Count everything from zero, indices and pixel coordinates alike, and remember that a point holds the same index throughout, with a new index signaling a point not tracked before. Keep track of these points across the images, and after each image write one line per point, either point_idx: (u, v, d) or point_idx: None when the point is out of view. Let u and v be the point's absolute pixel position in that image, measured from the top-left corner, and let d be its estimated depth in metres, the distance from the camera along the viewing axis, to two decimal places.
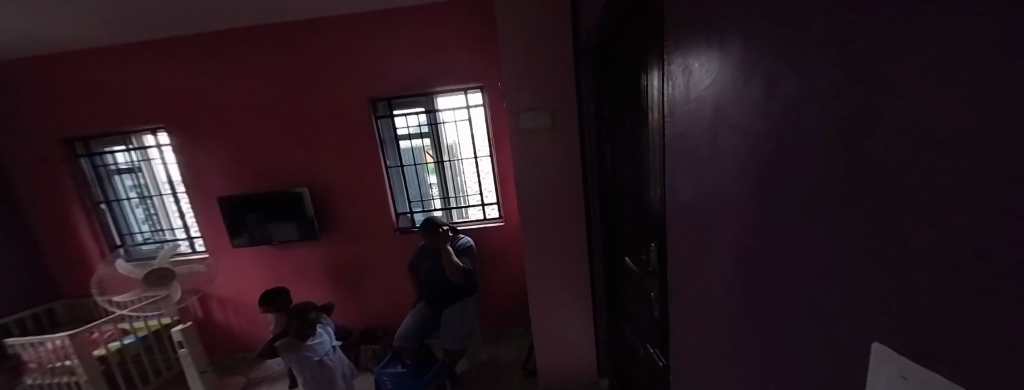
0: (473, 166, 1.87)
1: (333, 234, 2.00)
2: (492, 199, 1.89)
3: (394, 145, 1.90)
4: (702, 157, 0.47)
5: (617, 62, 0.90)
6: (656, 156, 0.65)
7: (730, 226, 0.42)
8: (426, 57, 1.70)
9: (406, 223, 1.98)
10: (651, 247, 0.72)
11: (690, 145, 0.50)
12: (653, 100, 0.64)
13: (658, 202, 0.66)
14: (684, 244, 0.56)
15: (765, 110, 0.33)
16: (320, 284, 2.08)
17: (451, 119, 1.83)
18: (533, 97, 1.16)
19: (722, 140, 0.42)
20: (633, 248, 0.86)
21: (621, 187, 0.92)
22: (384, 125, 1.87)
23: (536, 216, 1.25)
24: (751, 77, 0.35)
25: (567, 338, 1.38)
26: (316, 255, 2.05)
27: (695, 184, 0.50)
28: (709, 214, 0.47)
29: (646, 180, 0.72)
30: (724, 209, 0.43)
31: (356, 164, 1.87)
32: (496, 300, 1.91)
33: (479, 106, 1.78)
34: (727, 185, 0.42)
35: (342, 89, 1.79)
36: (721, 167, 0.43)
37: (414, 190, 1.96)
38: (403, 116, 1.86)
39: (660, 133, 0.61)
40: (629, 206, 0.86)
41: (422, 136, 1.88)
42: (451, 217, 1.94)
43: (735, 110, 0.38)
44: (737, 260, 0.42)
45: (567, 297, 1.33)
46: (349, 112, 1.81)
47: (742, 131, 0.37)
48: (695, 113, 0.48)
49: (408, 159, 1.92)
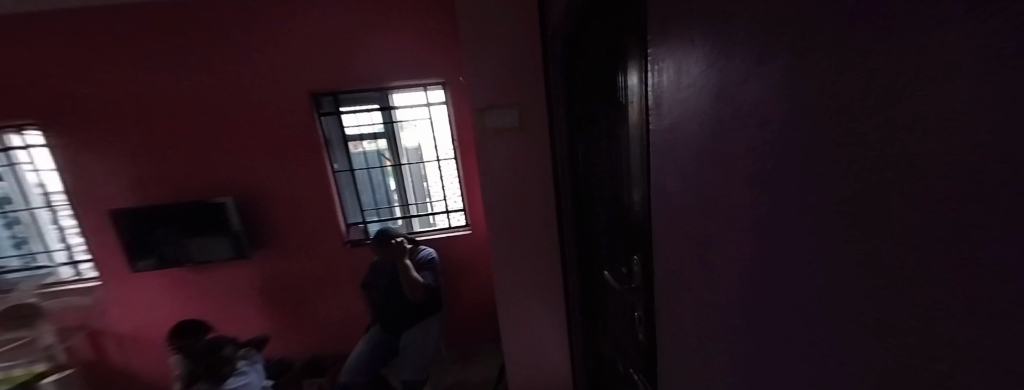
0: (435, 170, 1.72)
1: (269, 251, 1.70)
2: (457, 206, 1.74)
3: (342, 147, 1.68)
4: (684, 160, 0.40)
5: (590, 54, 0.82)
6: (635, 159, 0.57)
7: (715, 242, 0.36)
8: (378, 48, 1.52)
9: (358, 235, 1.75)
10: (632, 261, 0.64)
11: (672, 147, 0.43)
12: (631, 97, 0.57)
13: (638, 211, 0.58)
14: (667, 259, 0.49)
15: (753, 102, 0.27)
16: (253, 310, 1.76)
17: (409, 118, 1.67)
18: (499, 93, 1.05)
19: (705, 142, 0.35)
20: (611, 258, 0.79)
21: (596, 193, 0.84)
22: (330, 123, 1.64)
23: (504, 224, 1.14)
24: (734, 64, 0.28)
25: (539, 356, 1.27)
26: (246, 276, 1.73)
27: (678, 192, 0.43)
28: (691, 226, 0.40)
29: (626, 185, 0.64)
30: (707, 220, 0.37)
31: (297, 168, 1.62)
32: (463, 315, 1.75)
33: (440, 104, 1.63)
34: (711, 194, 0.35)
35: (276, 81, 1.53)
36: (704, 173, 0.36)
37: (368, 198, 1.74)
38: (353, 114, 1.64)
39: (640, 133, 0.54)
40: (606, 214, 0.79)
41: (376, 136, 1.69)
42: (411, 227, 1.76)
43: (718, 106, 0.32)
44: (722, 281, 0.35)
45: (538, 311, 1.23)
46: (285, 108, 1.56)
47: (726, 130, 0.31)
48: (676, 110, 0.41)
49: (360, 163, 1.71)
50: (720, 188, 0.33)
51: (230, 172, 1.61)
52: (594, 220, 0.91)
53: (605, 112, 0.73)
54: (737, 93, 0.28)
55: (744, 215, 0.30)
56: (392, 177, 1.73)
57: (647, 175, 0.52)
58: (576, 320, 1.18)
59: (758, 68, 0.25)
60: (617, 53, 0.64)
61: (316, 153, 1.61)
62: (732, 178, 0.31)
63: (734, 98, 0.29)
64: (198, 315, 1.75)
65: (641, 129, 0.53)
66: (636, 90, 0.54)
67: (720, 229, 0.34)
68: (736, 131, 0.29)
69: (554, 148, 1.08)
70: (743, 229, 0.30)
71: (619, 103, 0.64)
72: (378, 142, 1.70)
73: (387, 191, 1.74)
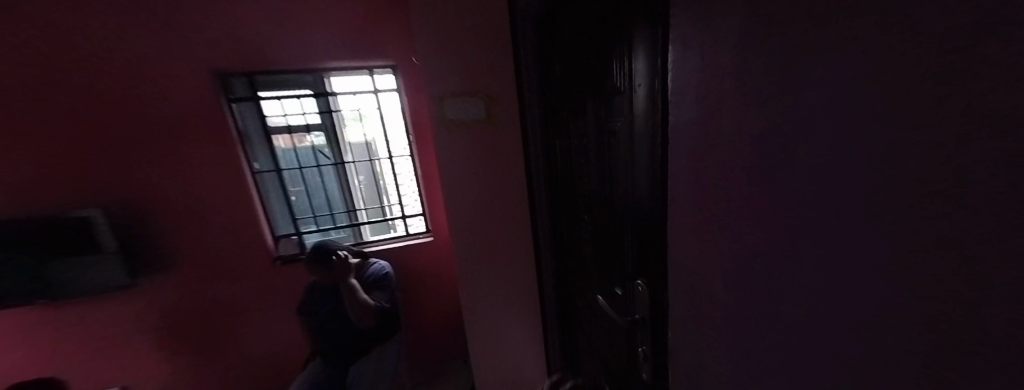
0: (388, 169, 1.48)
1: (169, 275, 1.34)
2: (415, 210, 1.52)
3: (265, 142, 1.36)
4: (732, 172, 0.30)
5: (571, 30, 0.66)
6: (638, 163, 0.46)
7: (791, 286, 0.26)
8: (308, 20, 1.23)
9: (291, 248, 1.44)
10: (632, 283, 0.54)
11: (710, 153, 0.32)
12: (633, 85, 0.45)
13: (643, 227, 0.48)
14: (690, 290, 0.39)
15: (902, 94, 0.16)
16: (156, 348, 1.41)
17: (353, 107, 1.40)
18: (460, 79, 0.88)
19: (777, 150, 0.25)
20: (602, 276, 0.67)
21: (580, 199, 0.73)
22: (248, 112, 1.31)
23: (470, 233, 0.99)
24: (866, 27, 0.17)
25: (513, 378, 1.14)
26: (141, 308, 1.36)
27: (718, 212, 0.32)
28: (742, 258, 0.31)
29: (626, 193, 0.51)
30: (773, 255, 0.27)
31: (199, 170, 1.26)
32: (427, 332, 1.57)
33: (390, 91, 1.38)
34: (784, 223, 0.25)
35: (160, 54, 1.16)
36: (771, 193, 0.26)
37: (302, 204, 1.44)
38: (277, 101, 1.33)
39: (647, 132, 0.43)
40: (592, 225, 0.68)
41: (309, 129, 1.39)
42: (359, 236, 1.51)
43: (807, 99, 0.21)
44: (800, 339, 0.26)
45: (512, 329, 1.09)
46: (180, 92, 1.20)
47: (823, 136, 0.21)
48: (718, 104, 0.30)
49: (290, 161, 1.40)
50: (804, 218, 0.23)
51: (103, 177, 1.22)
52: (576, 228, 0.79)
53: (592, 105, 0.61)
54: (862, 78, 0.18)
55: (864, 263, 0.20)
56: (334, 178, 1.46)
57: (660, 184, 0.42)
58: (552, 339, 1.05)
59: (925, 34, 0.15)
60: (609, 32, 0.52)
61: (230, 150, 1.27)
62: (836, 207, 0.21)
63: (850, 88, 0.18)
64: (73, 359, 1.37)
65: (651, 127, 0.42)
66: (642, 78, 0.43)
67: (804, 273, 0.24)
68: (853, 139, 0.19)
69: (527, 145, 0.91)
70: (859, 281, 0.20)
71: (613, 94, 0.52)
72: (313, 136, 1.40)
73: (328, 194, 1.46)
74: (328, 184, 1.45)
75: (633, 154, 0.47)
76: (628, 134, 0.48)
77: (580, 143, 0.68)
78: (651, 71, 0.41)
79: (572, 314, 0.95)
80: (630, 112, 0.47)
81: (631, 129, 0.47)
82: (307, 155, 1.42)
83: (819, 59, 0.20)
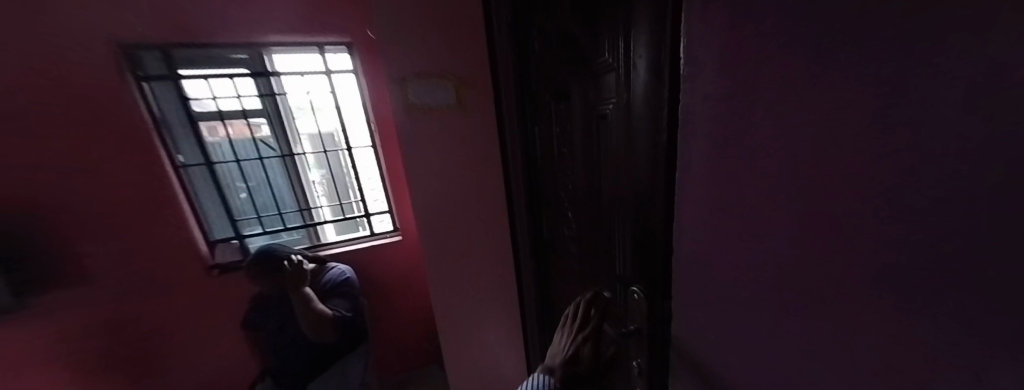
0: (346, 162, 1.32)
1: (70, 293, 1.10)
2: (379, 207, 1.38)
3: (191, 130, 1.15)
4: (761, 167, 0.24)
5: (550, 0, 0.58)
6: (637, 150, 0.39)
7: (845, 306, 0.21)
8: None
9: (231, 254, 1.24)
10: (627, 286, 0.48)
11: (729, 142, 0.27)
12: (631, 57, 0.38)
13: (641, 225, 0.41)
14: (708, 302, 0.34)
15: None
16: (64, 378, 1.18)
17: (301, 91, 1.21)
18: (424, 57, 0.76)
19: (827, 136, 0.19)
20: (589, 278, 0.61)
21: (564, 193, 0.65)
22: (167, 95, 1.11)
23: (441, 233, 0.89)
24: None
25: (491, 384, 1.08)
26: (36, 333, 1.12)
27: (742, 213, 0.27)
28: (777, 270, 0.25)
29: (620, 186, 0.45)
30: (823, 269, 0.22)
31: (105, 165, 1.05)
32: (397, 337, 1.46)
33: (346, 72, 1.21)
34: (835, 228, 0.20)
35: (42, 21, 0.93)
36: (820, 192, 0.20)
37: (243, 203, 1.24)
38: (203, 81, 1.12)
39: (648, 114, 0.36)
40: (578, 221, 0.61)
41: (247, 115, 1.19)
42: (316, 237, 1.34)
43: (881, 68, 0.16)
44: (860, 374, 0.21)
45: (489, 333, 1.02)
46: (68, 68, 0.97)
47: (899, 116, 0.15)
48: (744, 77, 0.24)
49: (225, 153, 1.19)
50: (868, 225, 0.18)
51: None
52: (558, 225, 0.72)
53: (578, 84, 0.53)
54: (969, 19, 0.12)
55: (959, 292, 0.14)
56: (281, 173, 1.27)
57: (666, 175, 0.35)
58: (533, 341, 0.98)
59: None
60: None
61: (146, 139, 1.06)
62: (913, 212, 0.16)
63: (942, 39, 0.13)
64: None
65: (654, 107, 0.35)
66: (642, 47, 0.36)
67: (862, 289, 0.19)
68: (938, 119, 0.13)
69: (502, 133, 0.83)
70: (948, 312, 0.15)
71: (605, 71, 0.45)
72: (252, 123, 1.20)
73: (276, 191, 1.28)
74: (274, 179, 1.27)
75: (630, 140, 0.41)
76: (623, 118, 0.42)
77: (564, 131, 0.61)
78: (653, 40, 0.34)
79: (553, 317, 0.88)
80: (626, 90, 0.40)
81: (629, 109, 0.40)
82: (246, 146, 1.21)
83: (891, 10, 0.15)
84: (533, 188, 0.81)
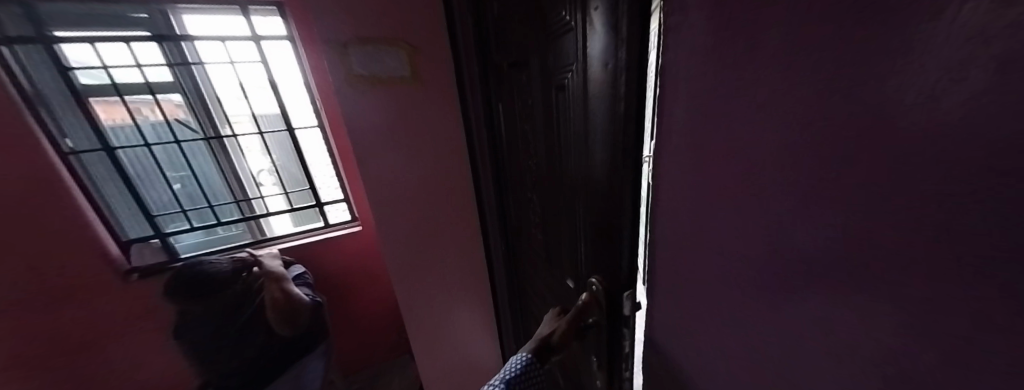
0: (289, 145, 1.16)
1: None
2: (334, 195, 1.25)
3: (79, 108, 0.93)
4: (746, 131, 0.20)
5: None
6: (595, 124, 0.35)
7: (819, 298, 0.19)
8: None
9: (154, 257, 1.07)
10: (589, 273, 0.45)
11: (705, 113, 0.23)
12: (587, 12, 0.32)
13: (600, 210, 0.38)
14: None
15: None
16: None
17: (222, 60, 1.02)
18: (363, 18, 0.64)
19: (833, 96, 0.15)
20: (554, 267, 0.58)
21: (527, 178, 0.61)
22: (36, 62, 0.87)
23: (399, 223, 0.80)
24: None
25: (465, 372, 1.06)
26: None
27: (723, 196, 0.23)
28: (754, 260, 0.22)
29: (580, 169, 0.41)
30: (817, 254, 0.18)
31: None
32: (365, 331, 1.39)
33: (278, 39, 1.03)
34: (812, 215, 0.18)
35: None
36: (819, 168, 0.16)
37: (163, 195, 1.06)
38: (88, 45, 0.90)
39: (607, 83, 0.31)
40: (542, 208, 0.57)
41: (154, 90, 0.99)
42: (261, 232, 1.20)
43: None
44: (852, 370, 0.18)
45: (461, 323, 0.98)
46: None
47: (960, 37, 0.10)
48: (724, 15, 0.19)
49: (129, 137, 0.99)
50: (880, 202, 0.14)
51: None
52: (524, 211, 0.68)
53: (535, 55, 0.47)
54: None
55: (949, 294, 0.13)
56: (209, 159, 1.09)
57: (625, 156, 0.31)
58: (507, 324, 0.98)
59: None
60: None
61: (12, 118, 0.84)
62: (957, 178, 0.11)
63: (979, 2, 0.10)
64: None
65: (611, 75, 0.30)
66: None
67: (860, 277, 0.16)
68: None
69: (464, 109, 0.76)
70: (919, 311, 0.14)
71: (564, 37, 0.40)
72: (165, 98, 1.00)
73: (202, 180, 1.10)
74: (200, 167, 1.09)
75: (591, 118, 0.36)
76: (579, 93, 0.37)
77: (524, 110, 0.55)
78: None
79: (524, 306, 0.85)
80: (583, 57, 0.35)
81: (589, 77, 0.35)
82: (158, 127, 1.02)
83: None
84: (499, 171, 0.75)
